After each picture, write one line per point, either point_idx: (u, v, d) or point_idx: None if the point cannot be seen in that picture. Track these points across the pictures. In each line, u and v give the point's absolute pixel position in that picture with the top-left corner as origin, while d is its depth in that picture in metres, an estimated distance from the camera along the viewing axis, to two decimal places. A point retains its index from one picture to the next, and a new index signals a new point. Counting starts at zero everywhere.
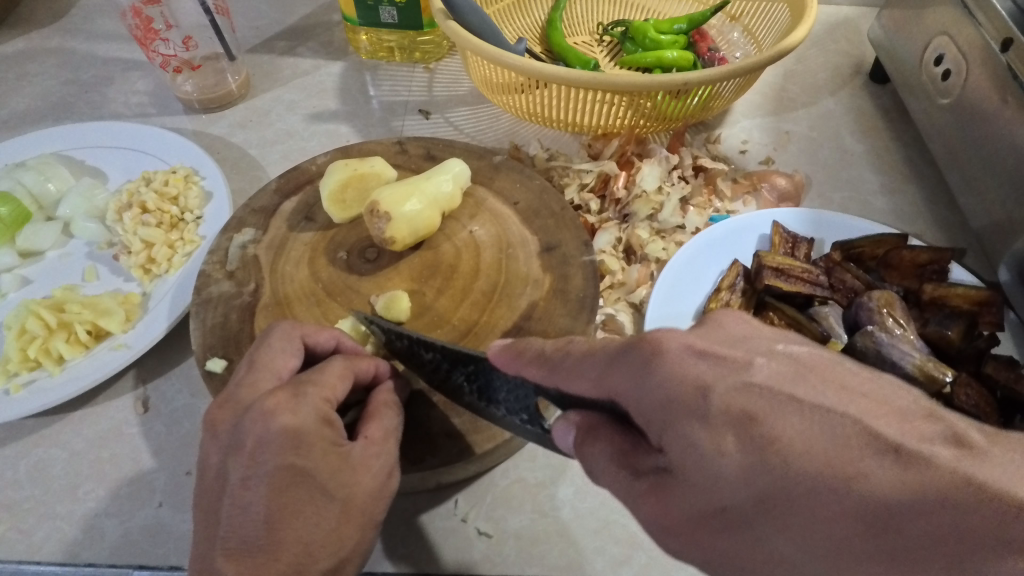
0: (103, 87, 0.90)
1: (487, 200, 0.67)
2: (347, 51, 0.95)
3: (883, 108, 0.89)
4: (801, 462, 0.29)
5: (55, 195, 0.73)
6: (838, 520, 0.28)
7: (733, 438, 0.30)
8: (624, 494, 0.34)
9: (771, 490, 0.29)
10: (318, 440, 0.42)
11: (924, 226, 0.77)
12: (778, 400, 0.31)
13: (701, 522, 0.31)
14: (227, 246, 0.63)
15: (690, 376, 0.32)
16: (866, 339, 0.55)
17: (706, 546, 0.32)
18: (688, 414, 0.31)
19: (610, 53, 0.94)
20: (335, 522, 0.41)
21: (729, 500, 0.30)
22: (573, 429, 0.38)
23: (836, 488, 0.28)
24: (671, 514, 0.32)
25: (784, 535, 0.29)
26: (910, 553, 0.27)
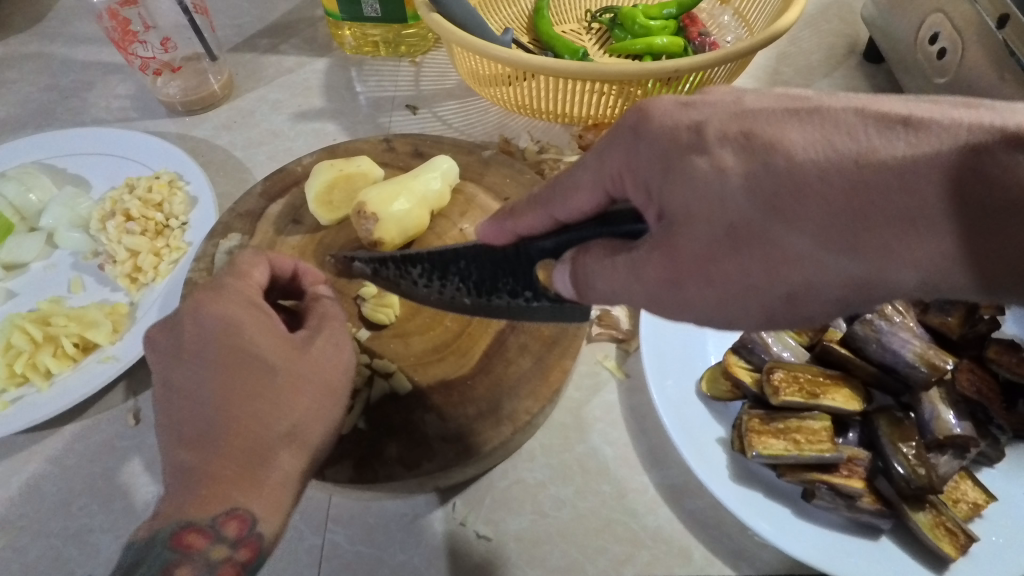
0: (83, 91, 0.88)
1: (477, 196, 0.66)
2: (331, 47, 0.93)
3: (879, 88, 0.88)
4: (805, 152, 0.31)
5: (38, 205, 0.71)
6: (856, 186, 0.30)
7: (734, 156, 0.33)
8: (631, 268, 0.35)
9: (774, 189, 0.31)
10: (254, 324, 0.47)
11: None
12: (771, 120, 0.34)
13: (710, 250, 0.32)
14: (213, 253, 0.62)
15: (684, 122, 0.36)
16: (867, 327, 0.56)
17: (709, 274, 0.33)
18: (693, 152, 0.34)
19: (599, 41, 0.92)
20: (292, 391, 0.45)
21: (735, 214, 0.32)
22: (568, 273, 0.40)
23: (856, 163, 0.30)
24: (676, 262, 0.33)
25: (794, 231, 0.31)
26: (908, 209, 0.29)
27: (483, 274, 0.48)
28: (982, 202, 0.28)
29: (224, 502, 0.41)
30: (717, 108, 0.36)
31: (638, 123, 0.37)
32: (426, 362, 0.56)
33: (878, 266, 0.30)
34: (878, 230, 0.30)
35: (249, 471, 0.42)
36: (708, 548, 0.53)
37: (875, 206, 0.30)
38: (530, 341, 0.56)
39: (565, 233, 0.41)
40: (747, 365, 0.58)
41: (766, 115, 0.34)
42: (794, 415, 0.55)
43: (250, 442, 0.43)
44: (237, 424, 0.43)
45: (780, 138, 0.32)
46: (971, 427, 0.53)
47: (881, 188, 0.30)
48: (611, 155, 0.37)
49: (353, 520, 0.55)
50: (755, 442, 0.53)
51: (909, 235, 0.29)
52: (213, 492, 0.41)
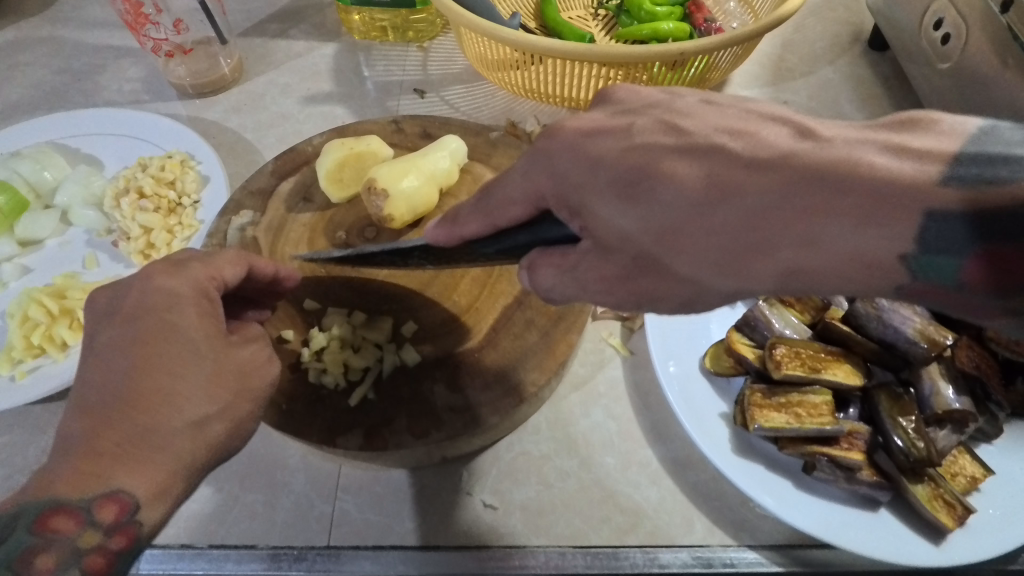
0: (95, 74, 0.89)
1: (485, 176, 0.67)
2: (340, 32, 0.94)
3: (882, 75, 0.88)
4: (679, 190, 0.33)
5: (52, 183, 0.72)
6: (726, 223, 0.32)
7: (623, 192, 0.35)
8: (563, 280, 0.39)
9: (663, 225, 0.34)
10: (189, 304, 0.46)
11: None
12: (658, 155, 0.35)
13: (619, 275, 0.37)
14: (225, 229, 0.63)
15: (588, 152, 0.37)
16: (867, 305, 0.57)
17: (625, 289, 0.37)
18: (592, 186, 0.36)
19: (606, 27, 0.93)
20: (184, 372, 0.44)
21: (635, 243, 0.35)
22: (525, 272, 0.42)
23: (721, 202, 0.32)
24: (604, 278, 0.38)
25: (681, 259, 0.34)
26: (771, 239, 0.31)
27: (436, 255, 0.48)
28: (853, 223, 0.29)
29: (103, 483, 0.40)
30: (607, 139, 0.37)
31: (551, 146, 0.39)
32: (435, 336, 0.57)
33: (756, 283, 0.33)
34: (750, 256, 0.32)
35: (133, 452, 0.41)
36: (709, 519, 0.54)
37: (748, 237, 0.32)
38: (536, 317, 0.57)
39: (504, 240, 0.42)
40: (750, 342, 0.59)
41: (653, 148, 0.35)
42: (795, 390, 0.56)
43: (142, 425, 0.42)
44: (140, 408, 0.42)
45: (663, 173, 0.34)
46: (969, 403, 0.54)
47: (744, 222, 0.32)
48: (530, 180, 0.39)
49: (362, 489, 0.56)
50: (756, 416, 0.54)
51: (776, 260, 0.31)
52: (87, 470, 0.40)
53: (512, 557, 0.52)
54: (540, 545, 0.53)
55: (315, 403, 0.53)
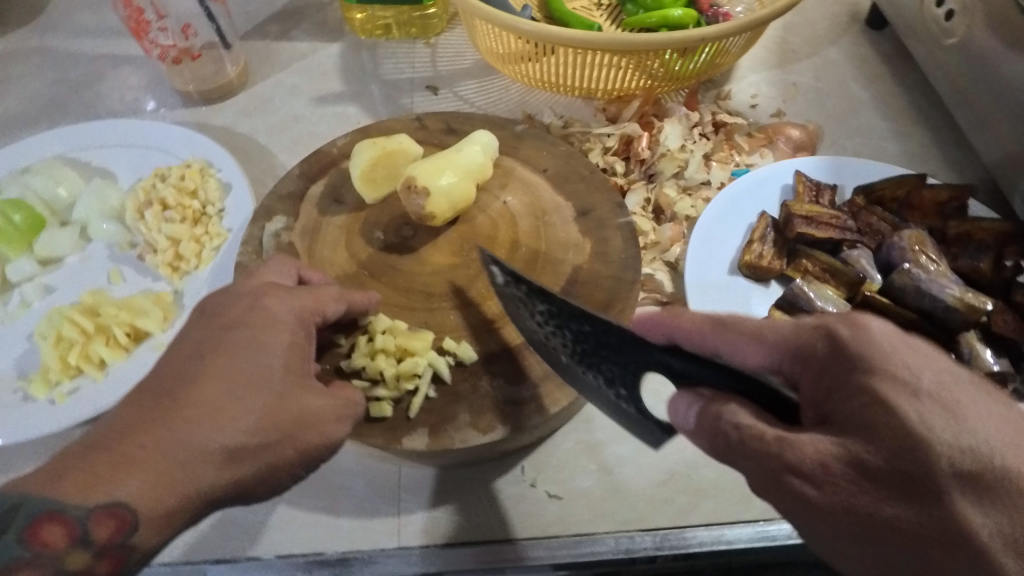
0: (94, 84, 0.87)
1: (515, 168, 0.67)
2: (343, 31, 0.93)
3: (883, 53, 0.90)
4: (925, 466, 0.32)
5: (68, 199, 0.70)
6: (943, 527, 0.31)
7: (873, 429, 0.33)
8: (726, 452, 0.37)
9: (883, 482, 0.32)
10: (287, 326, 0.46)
11: (938, 165, 0.77)
12: (928, 408, 0.33)
13: (786, 483, 0.34)
14: (259, 236, 0.62)
15: (874, 363, 0.35)
16: (904, 278, 0.59)
17: (781, 494, 0.34)
18: (849, 395, 0.35)
19: (611, 16, 0.93)
20: (320, 424, 0.44)
21: (834, 478, 0.33)
22: (686, 404, 0.40)
23: (974, 509, 0.31)
24: (761, 471, 0.35)
25: (866, 520, 0.32)
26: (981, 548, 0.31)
27: (594, 347, 0.46)
28: None
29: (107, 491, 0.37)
30: (930, 357, 0.35)
31: (847, 324, 0.37)
32: (486, 331, 0.57)
33: None
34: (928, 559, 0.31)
35: (141, 457, 0.38)
36: None
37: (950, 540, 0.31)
38: (583, 306, 0.58)
39: (696, 360, 0.41)
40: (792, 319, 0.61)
41: (928, 398, 0.33)
42: None
43: (227, 463, 0.40)
44: (194, 419, 0.40)
45: (972, 434, 0.32)
46: (1006, 365, 0.57)
47: (947, 526, 0.31)
48: (804, 357, 0.38)
49: (422, 488, 0.56)
50: None
51: None
52: (98, 469, 0.38)
53: (582, 544, 0.53)
54: (607, 530, 0.54)
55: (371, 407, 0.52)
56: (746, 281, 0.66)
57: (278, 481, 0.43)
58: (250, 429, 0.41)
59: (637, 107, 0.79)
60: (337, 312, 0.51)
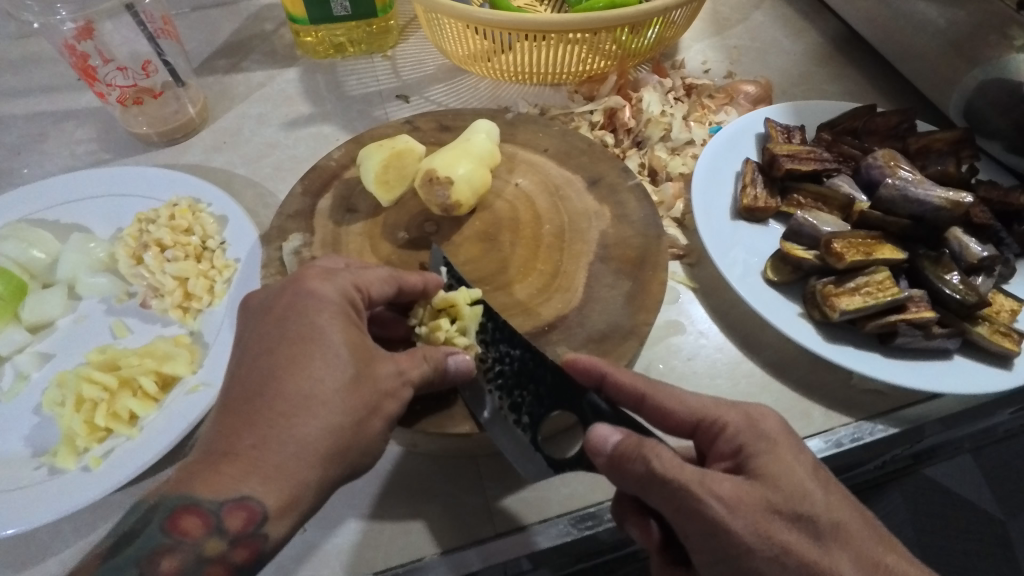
0: (38, 144, 0.82)
1: (517, 153, 0.69)
2: (295, 55, 0.92)
3: (803, 11, 1.00)
4: (792, 493, 0.40)
5: (46, 260, 0.65)
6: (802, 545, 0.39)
7: (761, 462, 0.41)
8: (642, 481, 0.41)
9: (763, 503, 0.40)
10: (339, 309, 0.45)
11: (877, 98, 0.86)
12: (796, 455, 0.42)
13: (684, 501, 0.40)
14: (279, 256, 0.60)
15: (761, 422, 0.43)
16: (890, 189, 0.65)
17: (680, 506, 0.40)
18: (754, 436, 0.42)
19: (555, 9, 0.98)
20: (397, 391, 0.45)
21: (727, 499, 0.39)
22: (618, 433, 0.43)
23: (815, 548, 0.39)
24: (670, 491, 0.40)
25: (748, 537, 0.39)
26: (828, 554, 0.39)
27: (519, 376, 0.50)
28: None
29: (236, 489, 0.39)
30: (805, 457, 0.42)
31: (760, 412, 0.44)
32: (538, 303, 0.57)
33: None
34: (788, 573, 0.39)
35: (256, 461, 0.39)
36: (824, 407, 0.60)
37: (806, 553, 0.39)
38: (619, 264, 0.60)
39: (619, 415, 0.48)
40: (803, 247, 0.66)
41: (789, 448, 0.42)
42: (859, 274, 0.62)
43: (329, 446, 0.41)
44: (288, 415, 0.40)
45: (828, 507, 0.41)
46: (993, 250, 0.63)
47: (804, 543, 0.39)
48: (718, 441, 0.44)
49: (504, 473, 0.55)
50: (836, 303, 0.60)
51: None
52: (223, 472, 0.39)
53: None
54: None
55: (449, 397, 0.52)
56: (748, 224, 0.70)
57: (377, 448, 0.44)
58: (343, 410, 0.42)
59: (614, 81, 0.83)
60: (384, 292, 0.50)
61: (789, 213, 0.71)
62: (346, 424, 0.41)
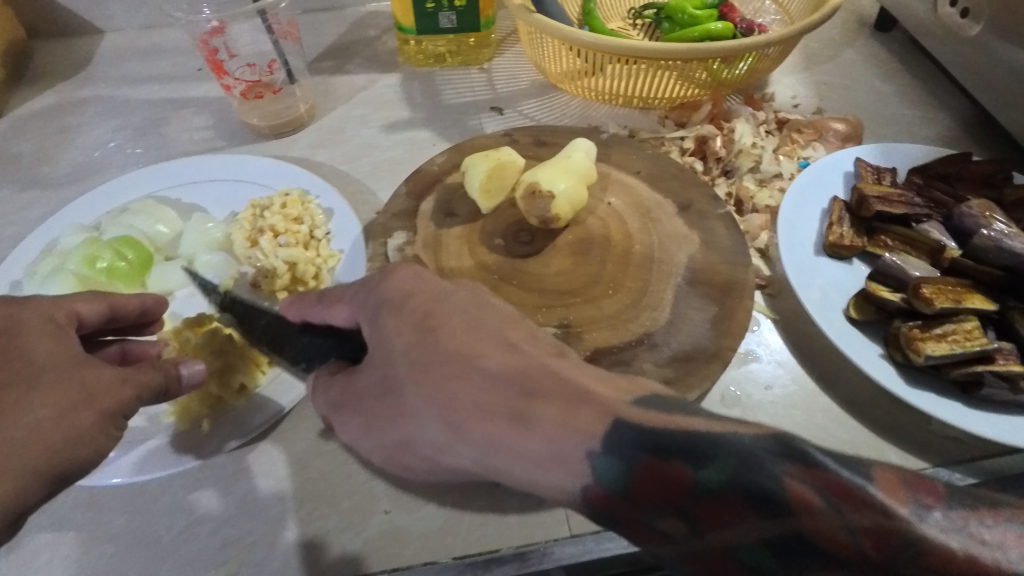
0: (160, 127, 0.89)
1: (610, 173, 0.71)
2: (397, 62, 0.97)
3: (896, 52, 0.99)
4: (399, 359, 0.44)
5: (170, 236, 0.71)
6: (459, 396, 0.40)
7: (406, 331, 0.44)
8: (345, 390, 0.47)
9: (387, 379, 0.44)
10: (34, 326, 0.48)
11: (969, 146, 0.85)
12: (423, 322, 0.44)
13: (372, 389, 0.45)
14: (384, 251, 0.64)
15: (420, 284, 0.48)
16: (984, 239, 0.65)
17: (374, 401, 0.45)
18: (391, 309, 0.46)
19: (647, 34, 1.00)
20: (114, 389, 0.46)
21: (383, 372, 0.45)
22: (323, 375, 0.50)
23: (501, 393, 0.39)
24: (353, 391, 0.47)
25: (418, 398, 0.42)
26: (526, 386, 0.39)
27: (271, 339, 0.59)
28: (563, 411, 0.37)
29: None
30: (472, 317, 0.45)
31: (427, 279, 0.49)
32: (627, 318, 0.60)
33: (485, 456, 0.39)
34: (474, 421, 0.39)
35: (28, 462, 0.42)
36: (900, 450, 0.60)
37: (463, 404, 0.40)
38: (706, 289, 0.62)
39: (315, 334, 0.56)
40: (889, 288, 0.66)
41: (451, 308, 0.45)
42: (947, 321, 0.62)
43: (41, 456, 0.43)
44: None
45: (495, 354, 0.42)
46: None
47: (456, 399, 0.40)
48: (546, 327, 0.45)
49: None
50: (921, 347, 0.60)
51: (500, 438, 0.38)
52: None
53: None
54: None
55: None
56: (831, 259, 0.71)
57: (96, 444, 0.45)
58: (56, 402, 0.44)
59: (709, 109, 0.84)
60: (95, 311, 0.53)
61: (876, 253, 0.71)
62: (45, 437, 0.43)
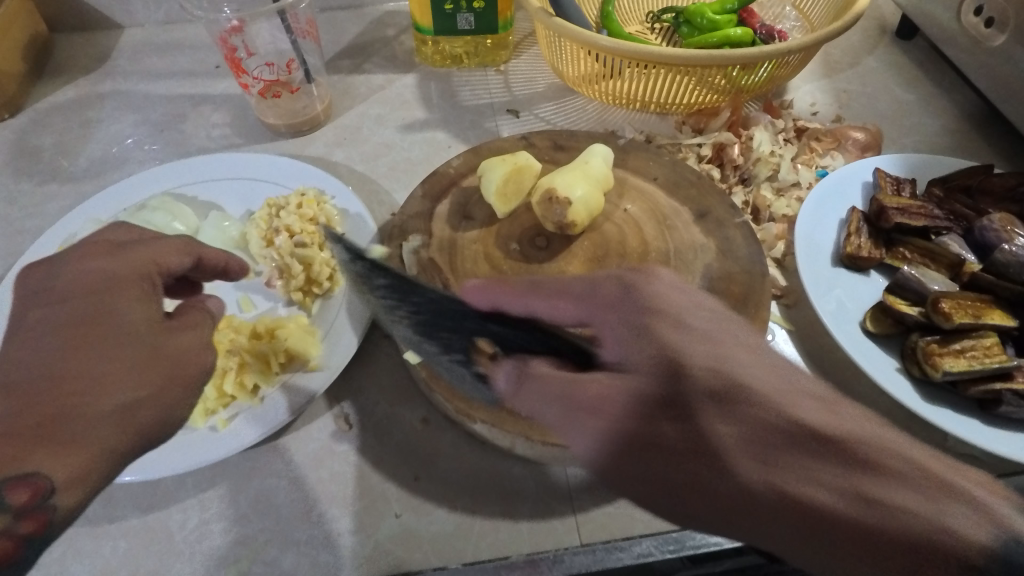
0: (178, 124, 0.89)
1: (627, 179, 0.71)
2: (414, 62, 0.97)
3: (917, 60, 0.98)
4: (660, 398, 0.40)
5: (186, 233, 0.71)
6: (781, 471, 0.37)
7: (628, 333, 0.43)
8: (544, 393, 0.43)
9: (600, 412, 0.40)
10: (132, 284, 0.48)
11: (991, 157, 0.84)
12: (622, 319, 0.44)
13: (573, 405, 0.41)
14: (399, 254, 0.64)
15: (574, 296, 0.47)
16: (1005, 254, 0.64)
17: (586, 422, 0.40)
18: (560, 298, 0.47)
19: (665, 38, 1.00)
20: (200, 355, 0.48)
21: (607, 414, 0.40)
22: (504, 375, 0.48)
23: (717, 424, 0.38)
24: (572, 424, 0.41)
25: (717, 450, 0.38)
26: (838, 452, 0.36)
27: (427, 321, 0.52)
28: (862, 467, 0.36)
29: (20, 465, 0.39)
30: (623, 324, 0.43)
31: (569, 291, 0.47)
32: None
33: (772, 537, 0.37)
34: (784, 484, 0.36)
35: (99, 430, 0.42)
36: None
37: (768, 471, 0.37)
38: (722, 299, 0.61)
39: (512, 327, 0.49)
40: (907, 301, 0.66)
41: (624, 312, 0.44)
42: (966, 336, 0.61)
43: (130, 418, 0.44)
44: (67, 391, 0.42)
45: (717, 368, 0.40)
46: None
47: (735, 469, 0.37)
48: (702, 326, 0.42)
49: (594, 487, 0.57)
50: (939, 362, 0.59)
51: (802, 510, 0.36)
52: (52, 438, 0.41)
53: None
54: None
55: None
56: (848, 270, 0.70)
57: (178, 415, 0.47)
58: (139, 380, 0.45)
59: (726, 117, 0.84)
60: (182, 265, 0.53)
61: (894, 265, 0.70)
62: (129, 399, 0.44)
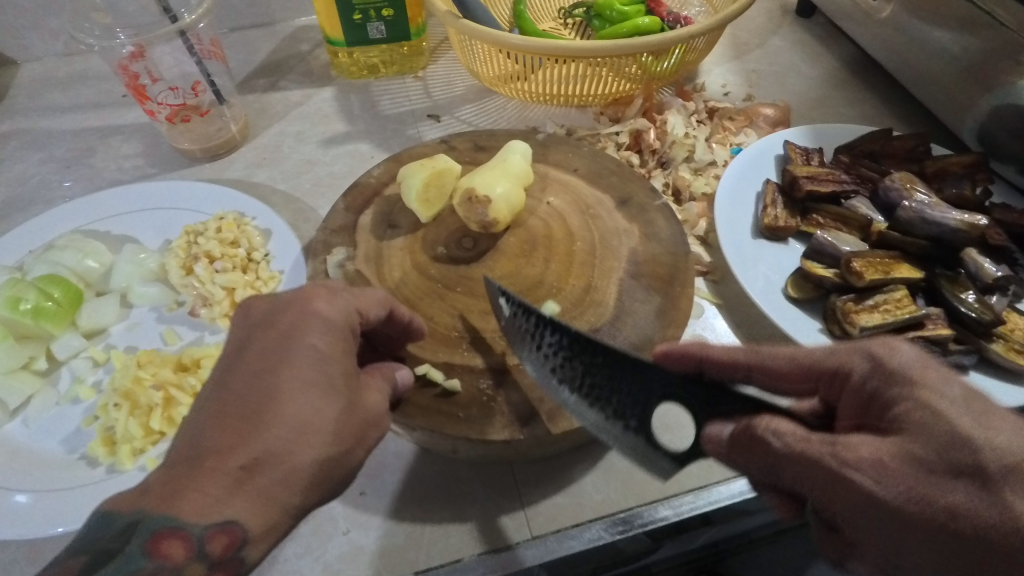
0: (86, 158, 0.86)
1: (549, 173, 0.72)
2: (331, 75, 0.96)
3: (819, 36, 1.03)
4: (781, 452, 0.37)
5: (100, 270, 0.68)
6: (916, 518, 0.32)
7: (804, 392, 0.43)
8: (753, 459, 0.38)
9: (771, 457, 0.37)
10: (312, 325, 0.43)
11: (892, 122, 0.89)
12: (792, 368, 0.42)
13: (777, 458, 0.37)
14: (325, 269, 0.63)
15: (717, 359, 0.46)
16: (908, 212, 0.68)
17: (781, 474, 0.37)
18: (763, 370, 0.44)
19: (579, 33, 1.02)
20: (328, 444, 0.39)
21: (769, 455, 0.37)
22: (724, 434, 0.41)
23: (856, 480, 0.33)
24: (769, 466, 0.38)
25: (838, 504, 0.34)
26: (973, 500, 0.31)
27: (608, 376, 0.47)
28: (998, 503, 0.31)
29: (219, 513, 0.36)
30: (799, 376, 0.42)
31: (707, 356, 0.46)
32: (573, 315, 0.60)
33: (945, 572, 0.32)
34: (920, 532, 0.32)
35: (284, 478, 0.38)
36: None
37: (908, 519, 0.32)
38: (649, 281, 0.62)
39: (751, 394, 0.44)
40: (824, 265, 0.68)
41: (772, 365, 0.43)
42: (878, 292, 0.65)
43: (316, 475, 0.39)
44: (266, 416, 0.39)
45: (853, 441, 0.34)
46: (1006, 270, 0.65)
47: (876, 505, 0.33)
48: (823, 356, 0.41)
49: (541, 479, 0.57)
50: (856, 320, 0.63)
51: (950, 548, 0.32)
52: (207, 491, 0.36)
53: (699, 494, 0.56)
54: (720, 479, 0.57)
55: (490, 403, 0.54)
56: (769, 241, 0.73)
57: (297, 502, 0.38)
58: (333, 439, 0.40)
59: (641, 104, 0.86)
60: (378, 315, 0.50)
61: (811, 232, 0.73)
62: (334, 451, 0.40)
